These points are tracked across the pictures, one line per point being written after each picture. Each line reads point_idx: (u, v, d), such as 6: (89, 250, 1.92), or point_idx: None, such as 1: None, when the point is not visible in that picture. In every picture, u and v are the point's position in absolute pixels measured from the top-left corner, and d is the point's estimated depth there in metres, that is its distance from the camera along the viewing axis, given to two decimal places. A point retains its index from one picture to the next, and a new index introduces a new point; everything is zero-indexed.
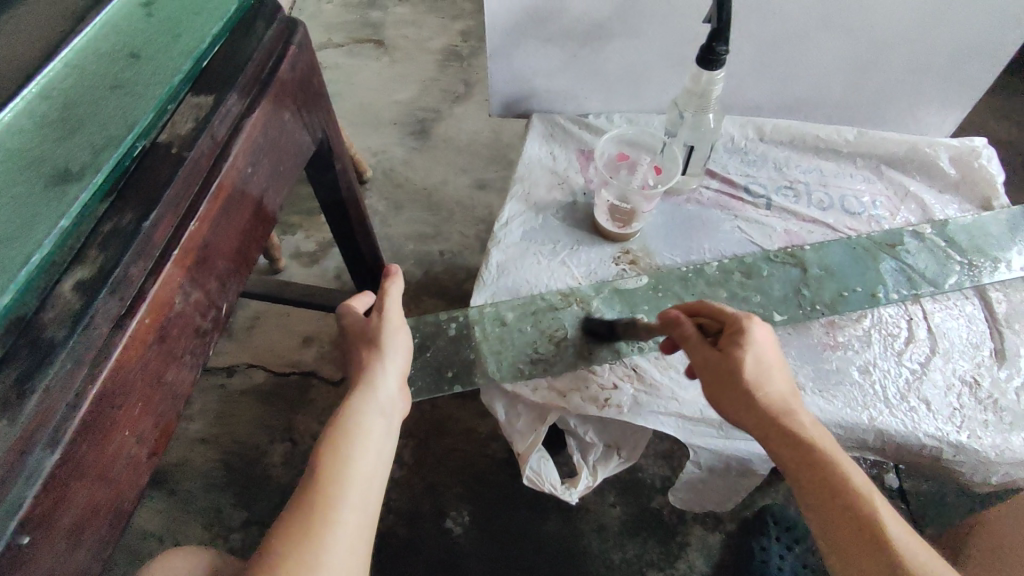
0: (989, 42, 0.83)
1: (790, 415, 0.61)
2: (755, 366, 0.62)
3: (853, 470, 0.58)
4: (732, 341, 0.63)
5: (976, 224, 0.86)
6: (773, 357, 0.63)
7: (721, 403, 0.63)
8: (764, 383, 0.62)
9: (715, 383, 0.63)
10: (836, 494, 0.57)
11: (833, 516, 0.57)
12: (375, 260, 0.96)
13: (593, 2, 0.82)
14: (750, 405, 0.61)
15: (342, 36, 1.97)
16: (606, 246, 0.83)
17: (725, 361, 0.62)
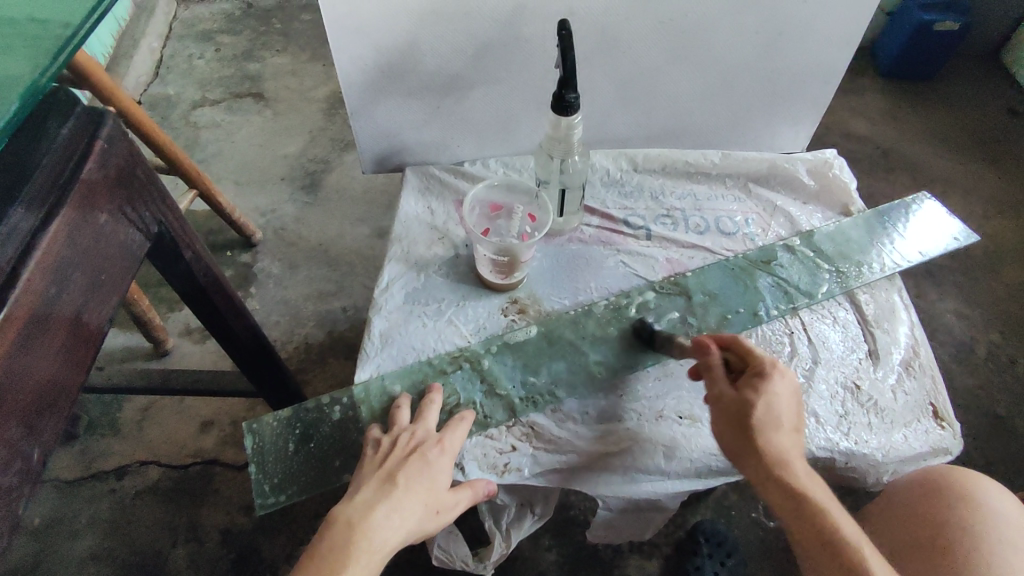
0: (824, 61, 0.89)
1: (791, 463, 0.60)
2: (765, 414, 0.60)
3: (850, 526, 0.58)
4: (752, 387, 0.61)
5: (839, 230, 0.90)
6: (788, 408, 0.61)
7: (728, 445, 0.61)
8: (773, 429, 0.60)
9: (728, 429, 0.61)
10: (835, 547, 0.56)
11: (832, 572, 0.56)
12: (258, 339, 0.89)
13: (445, 55, 0.81)
14: (751, 453, 0.60)
15: (217, 92, 1.88)
16: (493, 298, 0.81)
17: (742, 406, 0.61)
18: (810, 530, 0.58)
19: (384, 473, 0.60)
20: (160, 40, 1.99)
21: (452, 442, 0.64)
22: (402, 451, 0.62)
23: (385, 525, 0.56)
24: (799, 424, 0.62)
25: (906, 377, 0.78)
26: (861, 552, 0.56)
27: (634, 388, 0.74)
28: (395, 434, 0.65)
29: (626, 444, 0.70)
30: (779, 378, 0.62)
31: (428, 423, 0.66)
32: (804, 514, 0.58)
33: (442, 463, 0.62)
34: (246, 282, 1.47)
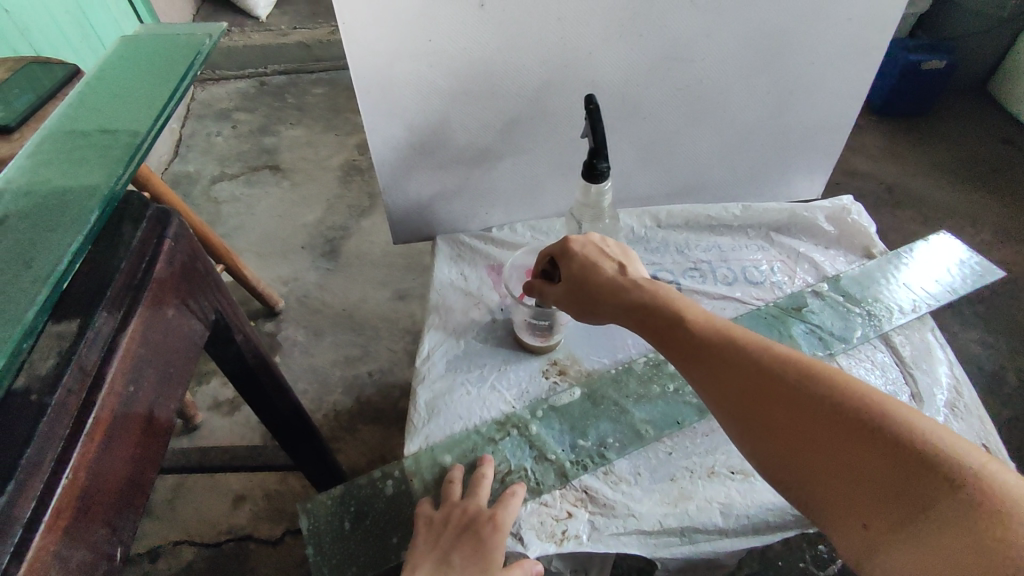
0: (833, 115, 0.93)
1: (630, 292, 0.64)
2: (579, 261, 0.68)
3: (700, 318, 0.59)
4: (561, 260, 0.70)
5: (864, 274, 0.92)
6: (595, 248, 0.69)
7: (583, 311, 0.68)
8: (597, 275, 0.67)
9: (577, 300, 0.68)
10: (693, 345, 0.57)
11: (702, 369, 0.56)
12: (299, 413, 0.89)
13: (475, 131, 0.86)
14: (591, 301, 0.67)
15: (236, 166, 1.95)
16: (534, 361, 0.82)
17: (567, 281, 0.69)
18: (674, 340, 0.59)
19: (439, 552, 0.61)
20: (179, 120, 2.08)
21: (505, 519, 0.64)
22: (457, 527, 0.63)
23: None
24: (619, 255, 0.69)
25: (955, 419, 0.78)
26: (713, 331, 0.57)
27: (683, 445, 0.74)
28: (449, 509, 0.65)
29: (682, 504, 0.69)
30: (579, 238, 0.70)
31: (480, 498, 0.66)
32: (663, 333, 0.60)
33: (496, 541, 0.62)
34: (272, 352, 1.48)
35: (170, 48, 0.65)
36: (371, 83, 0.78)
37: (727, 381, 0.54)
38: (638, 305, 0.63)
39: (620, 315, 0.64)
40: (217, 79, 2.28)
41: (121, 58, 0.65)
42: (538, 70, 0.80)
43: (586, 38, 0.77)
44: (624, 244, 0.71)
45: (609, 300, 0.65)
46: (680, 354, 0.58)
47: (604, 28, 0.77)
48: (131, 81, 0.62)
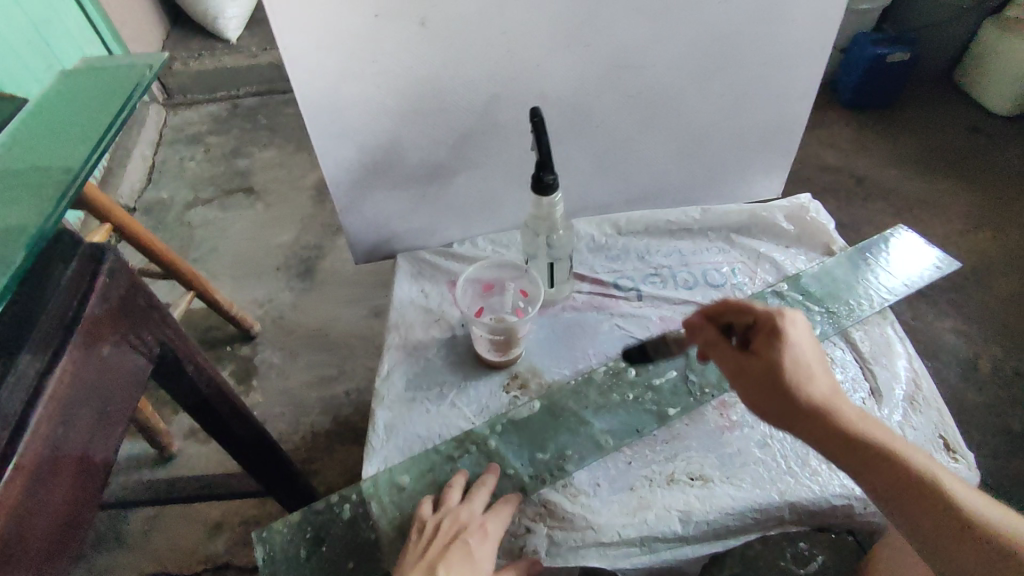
0: (787, 117, 0.93)
1: (834, 402, 0.57)
2: (784, 353, 0.60)
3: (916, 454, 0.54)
4: (769, 341, 0.60)
5: (824, 271, 0.92)
6: (806, 344, 0.61)
7: (751, 388, 0.60)
8: (798, 367, 0.59)
9: (764, 391, 0.59)
10: (905, 476, 0.52)
11: (914, 505, 0.51)
12: (263, 439, 0.89)
13: (425, 149, 0.85)
14: (773, 383, 0.59)
15: (209, 190, 1.95)
16: (494, 376, 0.82)
17: (760, 354, 0.60)
18: (880, 467, 0.53)
19: (428, 560, 0.60)
20: (151, 147, 2.07)
21: (494, 530, 0.64)
22: (445, 537, 0.62)
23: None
24: (820, 354, 0.61)
25: (912, 413, 0.79)
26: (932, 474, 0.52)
27: (642, 454, 0.74)
28: (439, 518, 0.65)
29: (641, 513, 0.69)
30: (793, 324, 0.62)
31: (473, 506, 0.66)
32: (863, 456, 0.54)
33: (484, 552, 0.62)
34: (248, 376, 1.47)
35: (111, 80, 0.65)
36: (317, 106, 0.77)
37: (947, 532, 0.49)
38: (839, 419, 0.56)
39: (807, 421, 0.57)
40: (188, 103, 2.27)
41: (65, 92, 0.64)
42: (485, 85, 0.79)
43: (533, 50, 0.76)
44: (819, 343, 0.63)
45: (802, 405, 0.57)
46: (885, 482, 0.53)
47: (552, 38, 0.76)
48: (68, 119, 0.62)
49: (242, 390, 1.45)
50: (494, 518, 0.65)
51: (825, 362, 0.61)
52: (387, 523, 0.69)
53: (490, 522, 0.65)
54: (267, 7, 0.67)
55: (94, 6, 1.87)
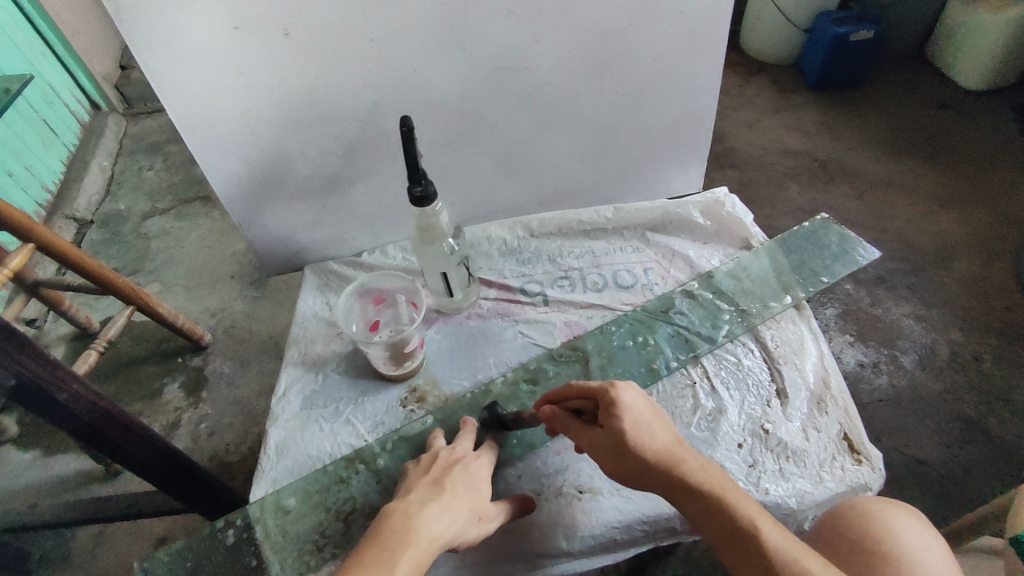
0: (692, 108, 0.91)
1: (675, 462, 0.58)
2: (628, 425, 0.60)
3: (749, 508, 0.54)
4: (604, 413, 0.62)
5: (739, 266, 0.89)
6: (647, 414, 0.62)
7: (608, 466, 0.61)
8: (641, 438, 0.59)
9: (610, 459, 0.61)
10: (737, 535, 0.52)
11: (743, 563, 0.52)
12: (176, 458, 0.85)
13: (316, 159, 0.84)
14: (624, 458, 0.60)
15: (166, 200, 1.88)
16: (392, 390, 0.81)
17: (606, 433, 0.61)
18: (711, 529, 0.54)
19: (432, 480, 0.62)
20: (111, 157, 1.98)
21: (486, 462, 0.67)
22: (442, 465, 0.65)
23: (438, 520, 0.57)
24: (663, 422, 0.62)
25: (818, 413, 0.77)
26: (761, 530, 0.52)
27: (533, 467, 0.73)
28: (434, 452, 0.67)
29: (525, 529, 0.68)
30: (626, 390, 0.63)
31: (463, 444, 0.69)
32: (713, 522, 0.54)
33: (481, 481, 0.64)
34: (197, 388, 1.46)
35: None
36: (193, 122, 0.75)
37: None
38: (681, 478, 0.57)
39: (653, 484, 0.59)
40: (152, 111, 2.16)
41: None
42: (367, 92, 0.77)
43: (408, 55, 0.74)
44: (661, 411, 0.64)
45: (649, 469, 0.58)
46: (721, 539, 0.54)
47: (426, 42, 0.73)
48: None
49: (191, 403, 1.43)
50: (483, 454, 0.68)
51: (672, 430, 0.62)
52: (268, 549, 0.67)
53: (483, 456, 0.68)
54: (120, 24, 0.65)
55: (47, 16, 1.77)
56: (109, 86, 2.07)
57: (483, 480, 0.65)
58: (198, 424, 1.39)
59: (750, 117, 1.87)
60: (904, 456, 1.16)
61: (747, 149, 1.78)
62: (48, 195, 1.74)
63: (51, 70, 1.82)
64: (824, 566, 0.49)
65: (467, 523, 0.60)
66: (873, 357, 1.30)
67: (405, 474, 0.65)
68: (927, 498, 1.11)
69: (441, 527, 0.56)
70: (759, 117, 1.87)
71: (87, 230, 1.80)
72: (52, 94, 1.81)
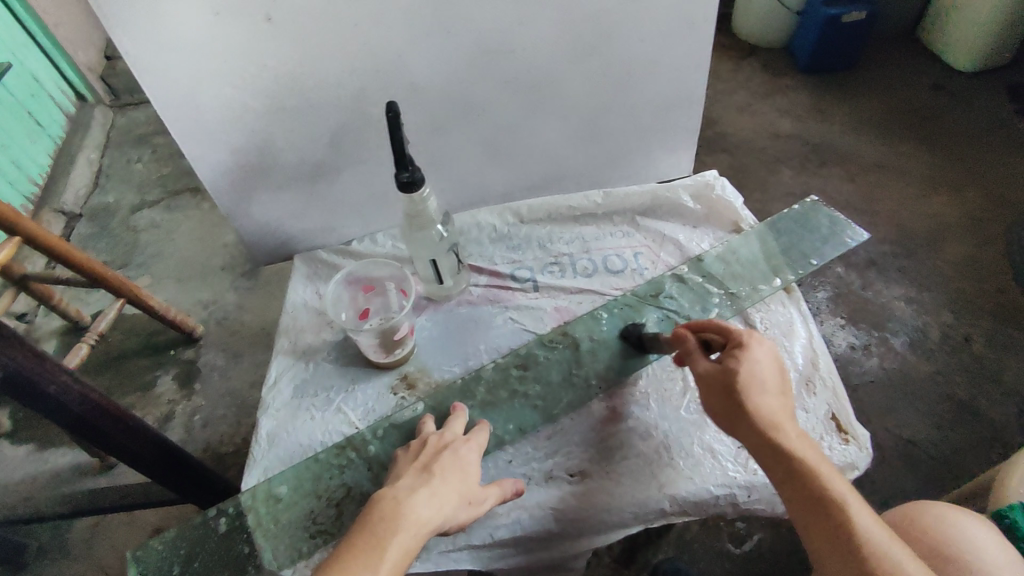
0: (680, 91, 0.90)
1: (779, 424, 0.57)
2: (747, 376, 0.60)
3: (846, 488, 0.53)
4: (732, 355, 0.62)
5: (729, 249, 0.89)
6: (773, 376, 0.61)
7: (716, 406, 0.61)
8: (756, 392, 0.59)
9: (718, 399, 0.61)
10: (824, 505, 0.52)
11: (822, 532, 0.51)
12: (169, 450, 0.85)
13: (303, 147, 0.83)
14: (733, 404, 0.59)
15: (155, 192, 1.86)
16: (383, 377, 0.81)
17: (724, 375, 0.61)
18: (796, 492, 0.54)
19: (422, 465, 0.62)
20: (99, 150, 1.96)
21: (478, 444, 0.67)
22: (432, 449, 0.65)
23: (429, 503, 0.57)
24: (785, 389, 0.61)
25: (806, 394, 0.78)
26: (852, 510, 0.51)
27: (524, 452, 0.74)
28: (425, 436, 0.67)
29: (515, 513, 0.69)
30: (758, 345, 0.62)
31: (453, 428, 0.69)
32: (801, 487, 0.54)
33: (474, 463, 0.64)
34: (190, 380, 1.46)
35: None
36: (177, 111, 0.74)
37: (839, 564, 0.49)
38: (778, 438, 0.56)
39: (748, 434, 0.58)
40: (139, 103, 2.13)
41: None
42: (351, 79, 0.77)
43: (391, 40, 0.74)
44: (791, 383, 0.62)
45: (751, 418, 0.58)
46: (802, 503, 0.53)
47: (410, 27, 0.73)
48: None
49: (184, 395, 1.43)
50: (474, 437, 0.68)
51: (790, 399, 0.61)
52: (261, 537, 0.67)
53: (475, 439, 0.67)
54: (99, 12, 0.64)
55: (29, 6, 1.74)
56: (95, 77, 2.04)
57: (475, 464, 0.65)
58: (191, 416, 1.39)
59: (741, 101, 1.87)
60: (893, 436, 1.18)
61: (738, 134, 1.77)
62: (35, 188, 1.73)
63: (35, 62, 1.79)
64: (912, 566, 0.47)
65: (458, 506, 0.59)
66: (864, 339, 1.31)
67: (394, 461, 0.65)
68: (916, 477, 1.13)
69: (431, 511, 0.56)
70: (750, 101, 1.86)
71: (76, 224, 1.79)
72: (37, 86, 1.79)
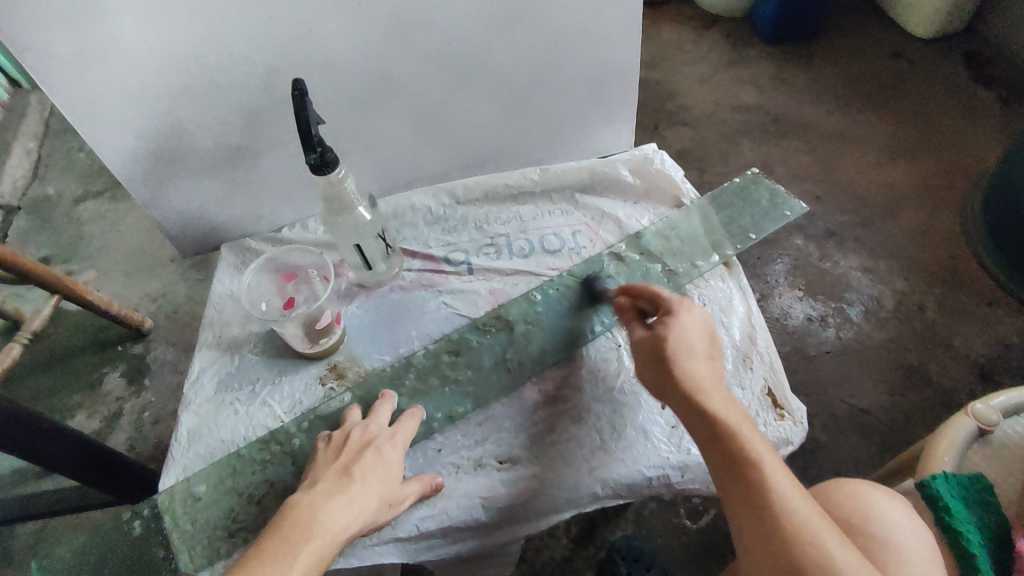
0: (614, 61, 0.87)
1: (703, 387, 0.57)
2: (676, 340, 0.60)
3: (764, 450, 0.53)
4: (662, 321, 0.61)
5: (670, 224, 0.87)
6: (703, 342, 0.61)
7: (647, 372, 0.61)
8: (683, 357, 0.59)
9: (646, 367, 0.61)
10: (739, 470, 0.52)
11: (738, 500, 0.52)
12: (92, 450, 0.82)
13: (216, 131, 0.79)
14: (663, 370, 0.59)
15: (98, 181, 1.78)
16: (310, 368, 0.78)
17: (656, 340, 0.60)
18: (717, 454, 0.54)
19: (342, 466, 0.60)
20: (38, 139, 1.86)
21: (402, 439, 0.65)
22: (354, 446, 0.63)
23: (343, 511, 0.55)
24: (714, 354, 0.61)
25: (743, 370, 0.76)
26: (770, 476, 0.51)
27: (453, 439, 0.71)
28: (347, 430, 0.65)
29: (442, 504, 0.67)
30: (686, 311, 0.62)
31: (379, 420, 0.66)
32: (721, 447, 0.54)
33: (395, 461, 0.63)
34: (139, 375, 1.42)
35: None
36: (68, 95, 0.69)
37: (755, 531, 0.50)
38: (705, 400, 0.56)
39: (673, 397, 0.58)
40: None
41: None
42: (259, 57, 0.72)
43: (298, 15, 0.69)
44: (719, 350, 0.62)
45: (677, 381, 0.58)
46: (722, 466, 0.53)
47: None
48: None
49: (133, 391, 1.39)
50: (398, 431, 0.66)
51: (718, 367, 0.61)
52: (177, 539, 0.66)
53: (399, 434, 0.65)
54: None
55: None
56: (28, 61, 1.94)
57: (397, 462, 0.63)
58: (141, 413, 1.36)
59: (702, 72, 1.83)
60: (846, 405, 1.18)
61: (699, 106, 1.74)
62: None
63: None
64: (823, 531, 0.48)
65: (375, 510, 0.58)
66: (821, 310, 1.30)
67: (312, 459, 0.63)
68: (869, 446, 1.14)
69: (345, 521, 0.55)
70: (712, 72, 1.83)
71: (16, 218, 1.71)
72: None
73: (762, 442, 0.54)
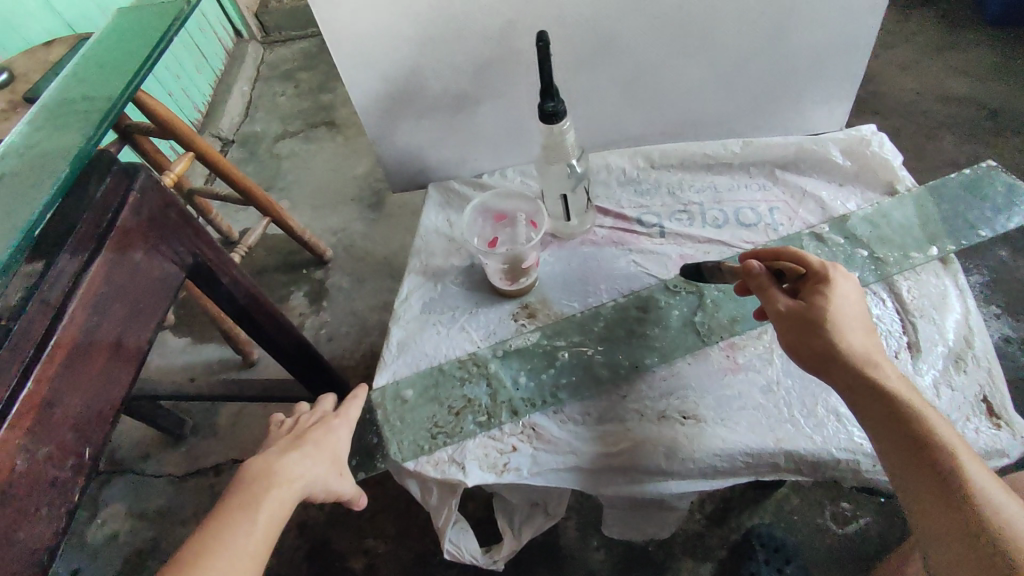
0: (847, 34, 0.83)
1: (870, 362, 0.55)
2: (835, 311, 0.58)
3: (949, 432, 0.50)
4: (817, 291, 0.60)
5: (879, 212, 0.84)
6: (859, 315, 0.59)
7: (799, 346, 0.59)
8: (845, 328, 0.57)
9: (799, 338, 0.59)
10: (925, 452, 0.50)
11: (922, 484, 0.49)
12: (307, 349, 0.94)
13: (450, 78, 0.86)
14: (821, 342, 0.57)
15: (296, 123, 2.00)
16: (505, 305, 0.84)
17: (810, 310, 0.59)
18: (892, 434, 0.52)
19: (297, 437, 0.66)
20: (250, 82, 2.12)
21: (351, 413, 0.71)
22: (303, 424, 0.69)
23: (300, 464, 0.61)
24: (872, 330, 0.59)
25: (954, 371, 0.70)
26: (962, 460, 0.49)
27: (637, 390, 0.74)
28: (297, 416, 0.72)
29: (624, 446, 0.70)
30: (843, 281, 0.60)
31: (323, 405, 0.73)
32: (899, 426, 0.52)
33: (344, 434, 0.69)
34: (320, 297, 1.60)
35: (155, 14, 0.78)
36: (340, 36, 0.79)
37: (946, 517, 0.47)
38: (877, 377, 0.54)
39: (836, 372, 0.57)
40: (285, 39, 2.26)
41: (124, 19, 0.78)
42: (501, 11, 0.78)
43: None
44: (873, 325, 0.60)
45: (841, 355, 0.56)
46: (899, 447, 0.51)
47: None
48: (110, 34, 0.77)
49: (314, 310, 1.58)
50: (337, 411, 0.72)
51: (878, 344, 0.59)
52: (388, 431, 0.75)
53: (345, 409, 0.71)
54: None
55: None
56: (249, 14, 2.20)
57: (344, 436, 0.69)
58: (319, 329, 1.53)
59: (904, 58, 1.66)
60: None
61: (897, 94, 1.59)
62: (198, 114, 1.92)
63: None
64: None
65: (327, 471, 0.64)
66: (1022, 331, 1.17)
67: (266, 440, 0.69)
68: None
69: (302, 470, 0.61)
70: (917, 58, 1.65)
71: (229, 148, 1.96)
72: (205, 21, 1.97)
73: (946, 425, 0.51)
